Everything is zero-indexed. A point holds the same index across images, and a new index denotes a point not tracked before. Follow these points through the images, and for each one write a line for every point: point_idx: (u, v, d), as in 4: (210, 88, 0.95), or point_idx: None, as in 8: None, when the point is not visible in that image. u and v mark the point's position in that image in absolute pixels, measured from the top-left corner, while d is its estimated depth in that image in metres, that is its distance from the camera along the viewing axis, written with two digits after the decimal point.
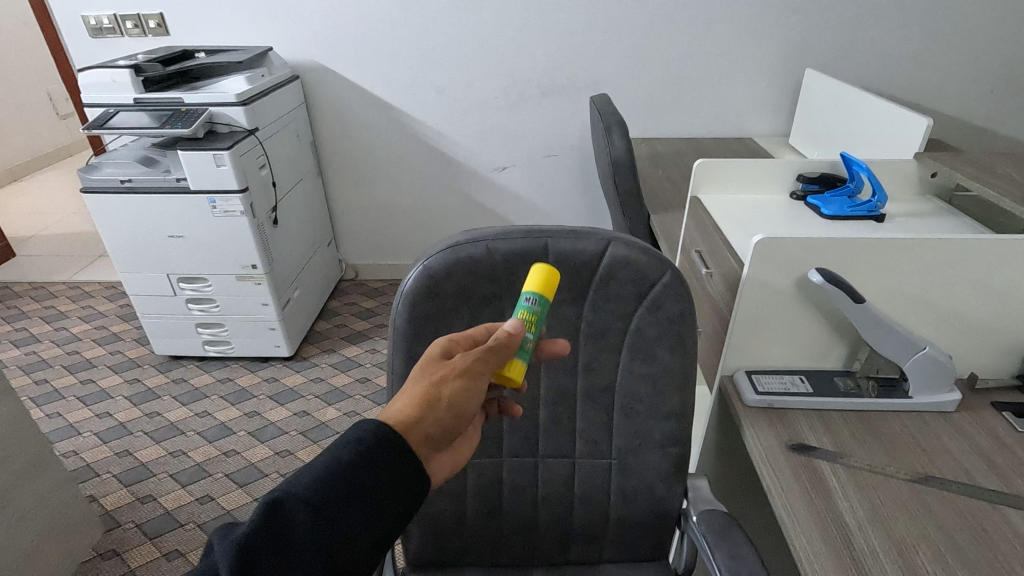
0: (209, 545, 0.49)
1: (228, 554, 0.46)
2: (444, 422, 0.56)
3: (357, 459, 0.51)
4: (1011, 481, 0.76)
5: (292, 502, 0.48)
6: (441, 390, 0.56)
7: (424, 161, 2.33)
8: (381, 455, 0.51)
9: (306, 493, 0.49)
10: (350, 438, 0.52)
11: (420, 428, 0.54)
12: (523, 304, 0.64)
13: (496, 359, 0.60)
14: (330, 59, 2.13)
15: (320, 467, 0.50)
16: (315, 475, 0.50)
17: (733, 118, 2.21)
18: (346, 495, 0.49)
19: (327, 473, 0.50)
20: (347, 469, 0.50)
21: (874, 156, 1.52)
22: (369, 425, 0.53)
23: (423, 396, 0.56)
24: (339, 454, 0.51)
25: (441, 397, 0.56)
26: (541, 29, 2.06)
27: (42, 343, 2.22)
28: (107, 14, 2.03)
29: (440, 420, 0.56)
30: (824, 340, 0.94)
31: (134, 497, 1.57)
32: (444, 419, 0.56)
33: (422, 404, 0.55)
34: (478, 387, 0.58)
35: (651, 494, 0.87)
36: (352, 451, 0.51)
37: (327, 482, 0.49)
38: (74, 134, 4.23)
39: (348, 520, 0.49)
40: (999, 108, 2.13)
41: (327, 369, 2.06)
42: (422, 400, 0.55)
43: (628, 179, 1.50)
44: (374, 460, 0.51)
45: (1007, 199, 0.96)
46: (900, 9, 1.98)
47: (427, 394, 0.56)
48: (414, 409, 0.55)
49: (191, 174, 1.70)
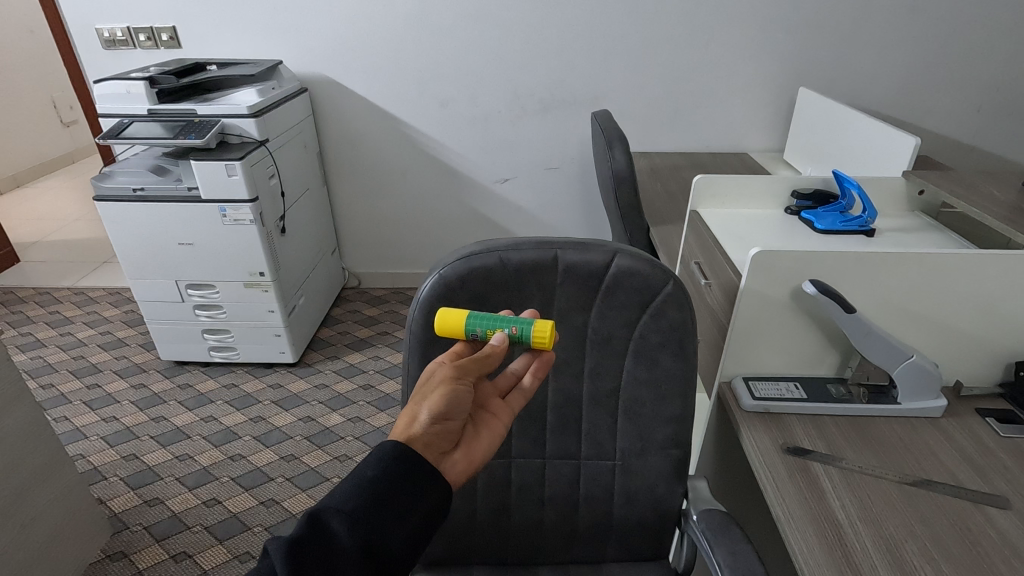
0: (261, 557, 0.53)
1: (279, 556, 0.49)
2: (434, 427, 0.59)
3: (383, 468, 0.54)
4: (993, 482, 0.80)
5: (329, 513, 0.52)
6: (423, 402, 0.59)
7: (428, 172, 2.38)
8: (401, 465, 0.54)
9: (342, 502, 0.52)
10: (373, 454, 0.56)
11: (414, 440, 0.58)
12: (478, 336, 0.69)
13: (475, 365, 0.64)
14: (338, 72, 2.18)
15: (351, 478, 0.54)
16: (348, 486, 0.53)
17: (729, 133, 2.27)
18: (378, 500, 0.52)
19: (358, 483, 0.53)
20: (375, 477, 0.53)
21: (865, 172, 1.58)
22: (385, 443, 0.57)
23: (407, 416, 0.59)
24: (367, 467, 0.54)
25: (424, 408, 0.59)
26: (544, 46, 2.12)
27: (48, 348, 2.24)
28: (120, 26, 2.08)
29: (428, 429, 0.58)
30: (817, 348, 0.99)
31: (142, 500, 1.59)
32: (433, 427, 0.59)
33: (407, 421, 0.58)
34: (460, 390, 0.61)
35: (653, 494, 0.91)
36: (376, 463, 0.54)
37: (358, 490, 0.53)
38: (78, 142, 4.28)
39: (380, 523, 0.52)
40: (985, 127, 2.21)
41: (330, 375, 2.09)
42: (407, 419, 0.59)
43: (629, 192, 1.55)
44: (399, 469, 0.54)
45: (990, 216, 1.01)
46: (890, 30, 2.06)
47: (410, 412, 0.59)
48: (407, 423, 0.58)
49: (203, 184, 1.74)
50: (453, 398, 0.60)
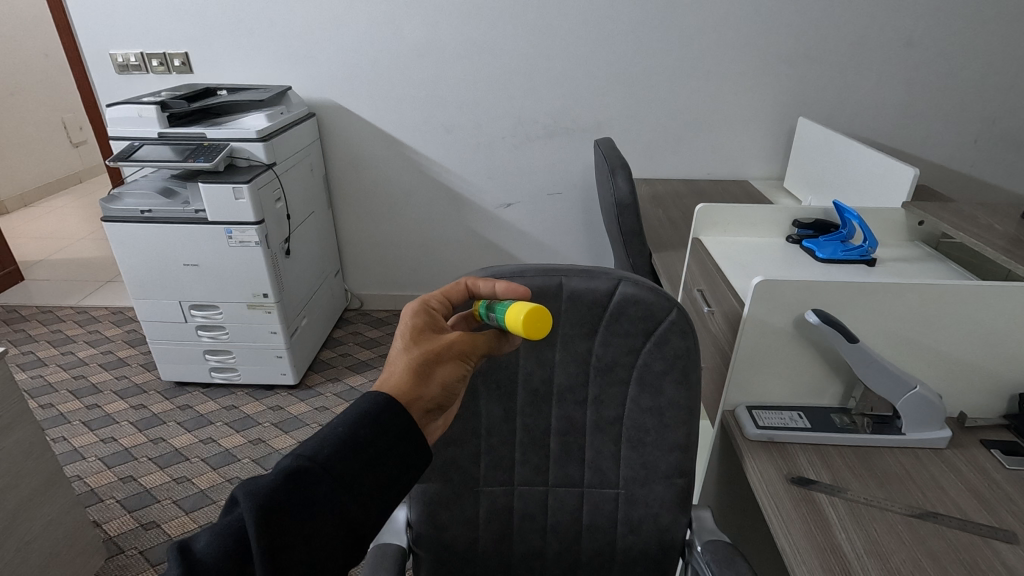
0: (232, 499, 0.49)
1: (253, 512, 0.46)
2: (438, 397, 0.56)
3: (374, 433, 0.50)
4: (1000, 516, 0.80)
5: (313, 471, 0.48)
6: (437, 367, 0.56)
7: (431, 196, 2.41)
8: (390, 426, 0.51)
9: (328, 462, 0.48)
10: (363, 410, 0.51)
11: (417, 404, 0.54)
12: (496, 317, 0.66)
13: (486, 344, 0.61)
14: (346, 97, 2.22)
15: (339, 435, 0.50)
16: (335, 446, 0.49)
17: (730, 162, 2.30)
18: (366, 470, 0.49)
19: (347, 445, 0.49)
20: (365, 442, 0.50)
21: (865, 202, 1.59)
22: (378, 397, 0.53)
23: (418, 374, 0.55)
24: (356, 427, 0.50)
25: (438, 375, 0.56)
26: (548, 75, 2.16)
27: (49, 367, 2.24)
28: (134, 52, 2.13)
29: (435, 397, 0.55)
30: (819, 377, 0.99)
31: (138, 523, 1.57)
32: (439, 396, 0.56)
33: (418, 382, 0.54)
34: (468, 366, 0.59)
35: (657, 524, 0.90)
36: (369, 423, 0.51)
37: (345, 451, 0.49)
38: (86, 162, 4.33)
39: (363, 493, 0.49)
40: (982, 158, 2.23)
41: (331, 398, 2.08)
42: (417, 377, 0.54)
43: (631, 218, 1.57)
44: (390, 436, 0.51)
45: (989, 248, 1.02)
46: (887, 63, 2.10)
47: (422, 372, 0.55)
48: (415, 382, 0.54)
49: (210, 206, 1.76)
50: (462, 373, 0.58)
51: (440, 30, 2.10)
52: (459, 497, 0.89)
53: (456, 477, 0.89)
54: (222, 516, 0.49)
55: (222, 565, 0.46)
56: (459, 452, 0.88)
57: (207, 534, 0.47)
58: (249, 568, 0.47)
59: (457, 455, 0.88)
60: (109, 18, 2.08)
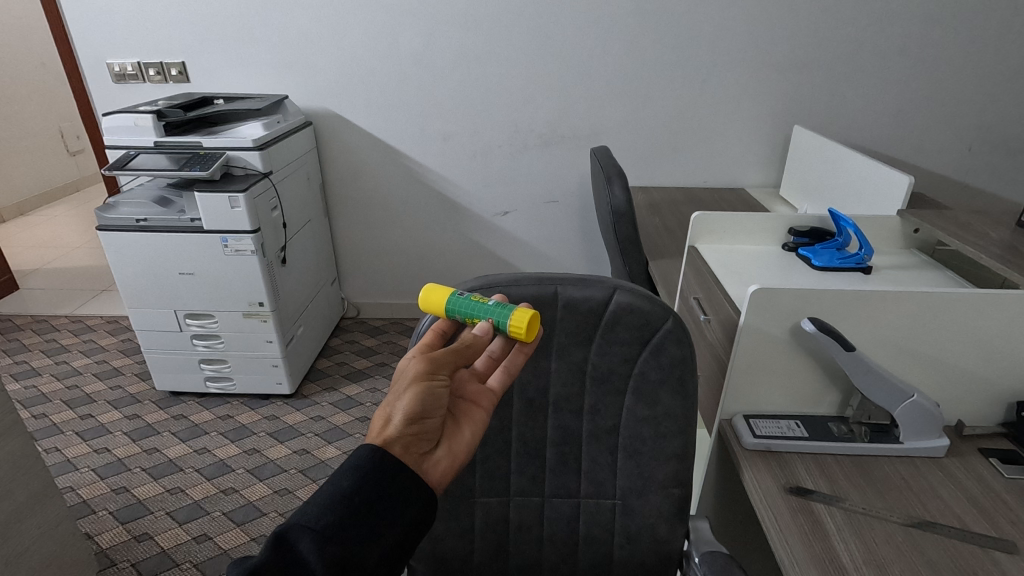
0: None
1: None
2: (411, 428, 0.56)
3: (358, 481, 0.50)
4: (1000, 525, 0.79)
5: (299, 531, 0.48)
6: (395, 402, 0.57)
7: (428, 204, 2.41)
8: (376, 473, 0.51)
9: (313, 518, 0.49)
10: (347, 463, 0.52)
11: (391, 443, 0.55)
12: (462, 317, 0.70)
13: (451, 357, 0.63)
14: (343, 106, 2.23)
15: (325, 489, 0.50)
16: (321, 501, 0.49)
17: (726, 169, 2.31)
18: (354, 515, 0.49)
19: (332, 497, 0.49)
20: (350, 491, 0.50)
21: (860, 209, 1.60)
22: (361, 450, 0.53)
23: (381, 418, 0.56)
24: (342, 478, 0.51)
25: (399, 408, 0.56)
26: (544, 84, 2.17)
27: (43, 376, 2.22)
28: (131, 61, 2.13)
29: (406, 429, 0.56)
30: (817, 386, 0.98)
31: (130, 535, 1.55)
32: (409, 426, 0.56)
33: (382, 424, 0.56)
34: (436, 386, 0.59)
35: (654, 535, 0.90)
36: (352, 472, 0.51)
37: (331, 503, 0.49)
38: (84, 171, 4.34)
39: (353, 542, 0.48)
40: (977, 166, 2.25)
41: (327, 407, 2.07)
42: (379, 423, 0.56)
43: (627, 226, 1.57)
44: (376, 480, 0.51)
45: (985, 255, 1.02)
46: (880, 72, 2.12)
47: (383, 414, 0.56)
48: (379, 425, 0.56)
49: (206, 215, 1.75)
50: (425, 395, 0.58)
51: (437, 39, 2.11)
52: (454, 508, 0.89)
53: (452, 488, 0.88)
54: None
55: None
56: None
57: None
58: None
59: None
60: (106, 27, 2.09)
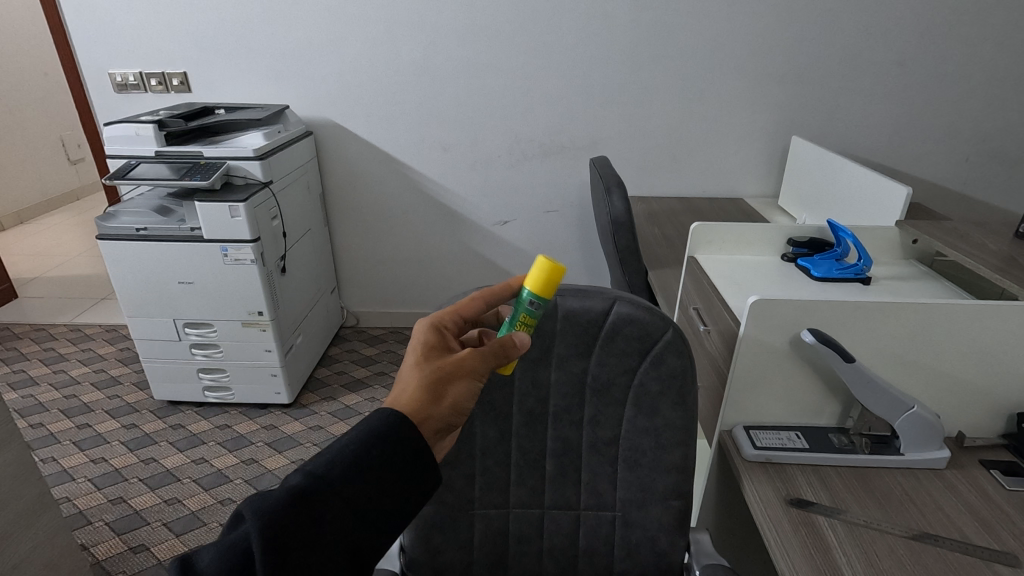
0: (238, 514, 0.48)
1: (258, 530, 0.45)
2: (449, 418, 0.55)
3: (386, 453, 0.50)
4: (1001, 538, 0.79)
5: (322, 492, 0.47)
6: (448, 389, 0.55)
7: (428, 214, 2.42)
8: (403, 448, 0.50)
9: (337, 483, 0.48)
10: (377, 429, 0.51)
11: (429, 425, 0.53)
12: (525, 307, 0.64)
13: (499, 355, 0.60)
14: (344, 116, 2.24)
15: (350, 454, 0.49)
16: (348, 465, 0.48)
17: (725, 180, 2.32)
18: (377, 487, 0.49)
19: (359, 465, 0.49)
20: (377, 463, 0.49)
21: (859, 220, 1.60)
22: (392, 417, 0.52)
23: (428, 394, 0.54)
24: (370, 446, 0.49)
25: (450, 396, 0.55)
26: (543, 95, 2.19)
27: (40, 386, 2.22)
28: (133, 71, 2.14)
29: (446, 418, 0.55)
30: (817, 397, 0.98)
31: (127, 546, 1.54)
32: (449, 417, 0.55)
33: (427, 400, 0.54)
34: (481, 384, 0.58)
35: (654, 547, 0.89)
36: (382, 443, 0.50)
37: (357, 471, 0.48)
38: (84, 179, 4.35)
39: (370, 514, 0.48)
40: (974, 176, 2.26)
41: (326, 417, 2.06)
42: (425, 398, 0.53)
43: (627, 236, 1.57)
44: (403, 456, 0.50)
45: (983, 266, 1.02)
46: (877, 83, 2.13)
47: (433, 392, 0.54)
48: (424, 401, 0.53)
49: (206, 224, 1.76)
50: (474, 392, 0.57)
51: (436, 50, 2.12)
52: (452, 520, 0.88)
53: (451, 500, 0.88)
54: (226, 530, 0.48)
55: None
56: (453, 473, 0.87)
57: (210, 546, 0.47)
58: None
59: (451, 477, 0.87)
60: (108, 38, 2.10)
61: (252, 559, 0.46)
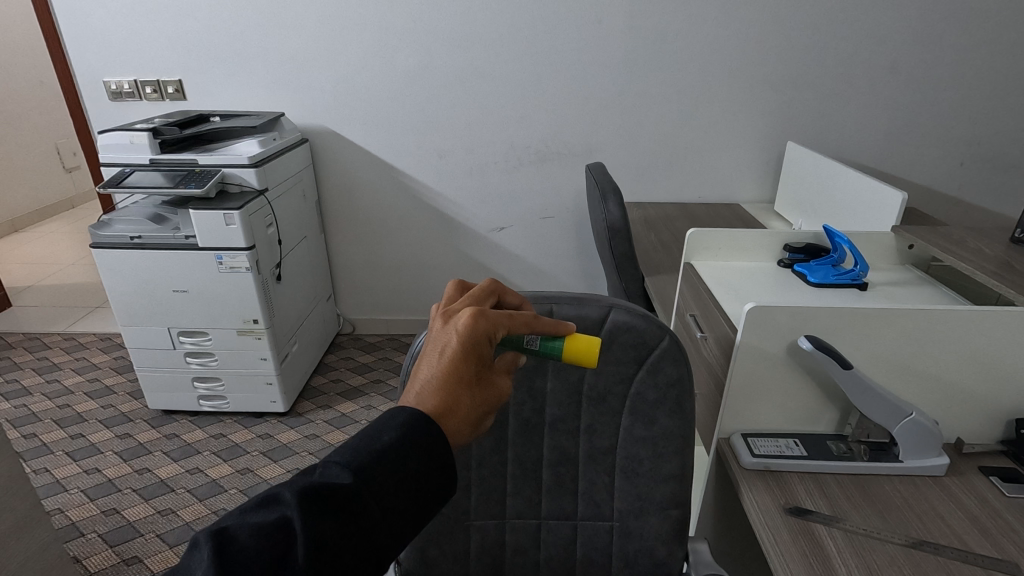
0: (274, 498, 0.47)
1: (303, 517, 0.45)
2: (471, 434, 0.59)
3: (421, 467, 0.50)
4: (1002, 546, 0.78)
5: (364, 493, 0.47)
6: (486, 417, 0.58)
7: (424, 221, 2.41)
8: (435, 464, 0.51)
9: (377, 488, 0.48)
10: (415, 439, 0.51)
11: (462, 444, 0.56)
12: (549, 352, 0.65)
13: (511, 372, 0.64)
14: (339, 124, 2.24)
15: (391, 460, 0.49)
16: (390, 470, 0.49)
17: (721, 185, 2.32)
18: (410, 498, 0.49)
19: (398, 472, 0.49)
20: (413, 474, 0.49)
21: (854, 225, 1.60)
22: (430, 433, 0.52)
23: (475, 423, 0.56)
24: (408, 456, 0.50)
25: (484, 423, 0.59)
26: (539, 102, 2.19)
27: (33, 395, 2.20)
28: (128, 79, 2.14)
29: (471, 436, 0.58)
30: (815, 404, 0.98)
31: (120, 558, 1.52)
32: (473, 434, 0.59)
33: (471, 429, 0.56)
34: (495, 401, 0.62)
35: (652, 557, 0.88)
36: (418, 455, 0.50)
37: (396, 478, 0.49)
38: (79, 187, 4.33)
39: (397, 526, 0.48)
40: (968, 181, 2.27)
41: (322, 425, 2.05)
42: (472, 427, 0.56)
43: (623, 243, 1.57)
44: (435, 472, 0.51)
45: (980, 272, 1.02)
46: (871, 89, 2.14)
47: (478, 421, 0.57)
48: (470, 430, 0.56)
49: (201, 232, 1.75)
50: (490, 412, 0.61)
51: (432, 58, 2.13)
52: (448, 531, 0.87)
53: (447, 511, 0.87)
54: (259, 512, 0.47)
55: (263, 560, 0.43)
56: None
57: (244, 527, 0.45)
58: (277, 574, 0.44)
59: None
60: (102, 46, 2.10)
61: (285, 548, 0.45)
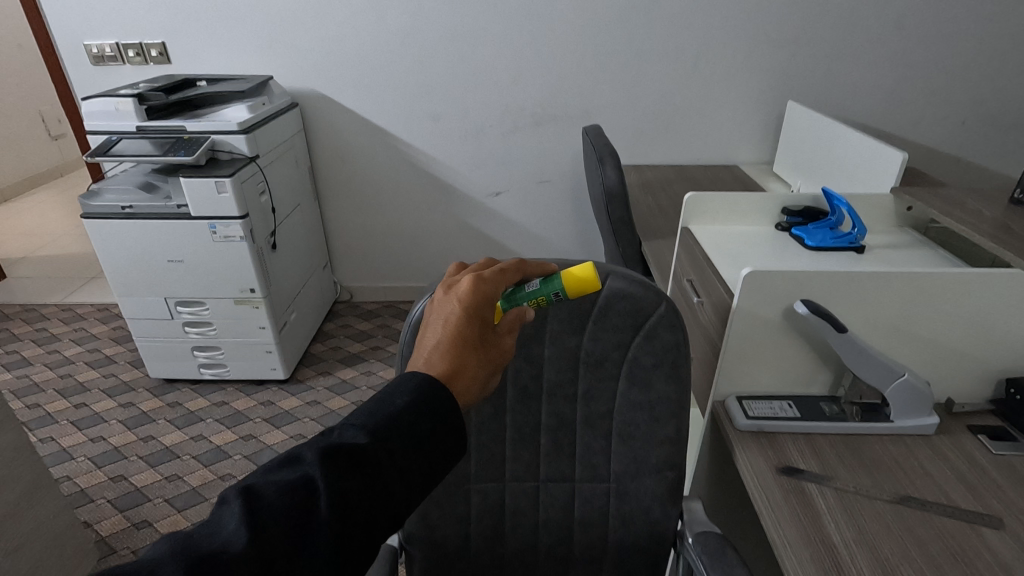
0: (298, 456, 0.48)
1: (327, 473, 0.46)
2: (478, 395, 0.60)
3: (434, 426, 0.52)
4: (987, 501, 0.81)
5: (382, 452, 0.49)
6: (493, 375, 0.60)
7: (419, 186, 2.38)
8: (447, 426, 0.53)
9: (393, 447, 0.49)
10: (425, 398, 0.52)
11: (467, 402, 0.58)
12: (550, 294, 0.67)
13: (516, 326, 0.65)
14: (329, 87, 2.18)
15: (404, 420, 0.50)
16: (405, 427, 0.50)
17: (719, 146, 2.29)
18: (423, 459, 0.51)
19: (412, 432, 0.50)
20: (426, 434, 0.51)
21: (854, 187, 1.58)
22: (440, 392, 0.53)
23: (481, 380, 0.58)
24: (422, 417, 0.51)
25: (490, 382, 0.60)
26: (535, 62, 2.13)
27: (34, 366, 2.21)
28: (109, 43, 2.07)
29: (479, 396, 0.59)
30: (810, 366, 0.99)
31: (130, 522, 1.56)
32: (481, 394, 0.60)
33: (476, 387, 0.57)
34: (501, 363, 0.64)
35: (648, 517, 0.91)
36: (432, 416, 0.52)
37: (410, 438, 0.50)
38: (67, 155, 4.26)
39: (412, 486, 0.50)
40: (968, 141, 2.24)
41: (322, 392, 2.07)
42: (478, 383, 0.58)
43: (620, 207, 1.55)
44: (446, 432, 0.53)
45: (978, 234, 1.01)
46: (875, 45, 2.09)
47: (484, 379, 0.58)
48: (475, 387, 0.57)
49: (192, 201, 1.72)
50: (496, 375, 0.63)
51: (423, 17, 2.06)
52: (449, 494, 0.89)
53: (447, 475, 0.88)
54: (282, 469, 0.47)
55: (288, 513, 0.45)
56: None
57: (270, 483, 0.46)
58: (305, 528, 0.45)
59: None
60: (81, 7, 2.02)
61: (311, 502, 0.46)
